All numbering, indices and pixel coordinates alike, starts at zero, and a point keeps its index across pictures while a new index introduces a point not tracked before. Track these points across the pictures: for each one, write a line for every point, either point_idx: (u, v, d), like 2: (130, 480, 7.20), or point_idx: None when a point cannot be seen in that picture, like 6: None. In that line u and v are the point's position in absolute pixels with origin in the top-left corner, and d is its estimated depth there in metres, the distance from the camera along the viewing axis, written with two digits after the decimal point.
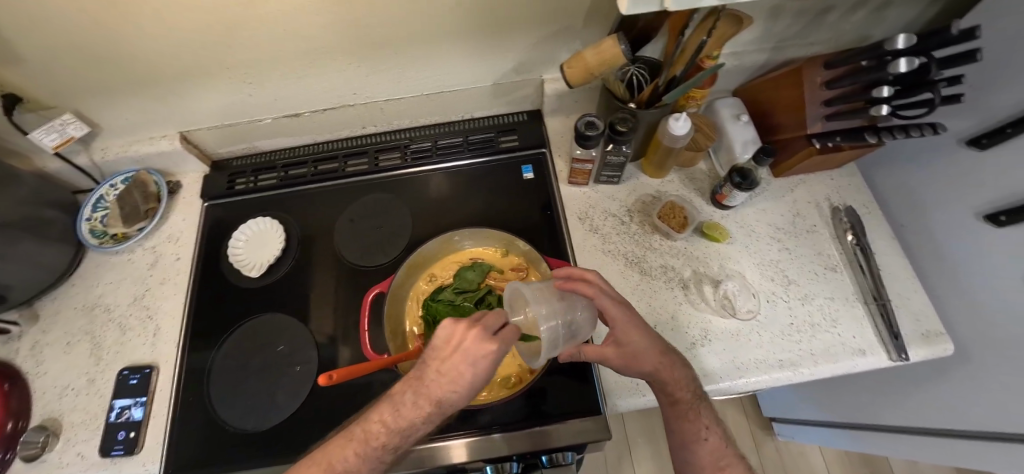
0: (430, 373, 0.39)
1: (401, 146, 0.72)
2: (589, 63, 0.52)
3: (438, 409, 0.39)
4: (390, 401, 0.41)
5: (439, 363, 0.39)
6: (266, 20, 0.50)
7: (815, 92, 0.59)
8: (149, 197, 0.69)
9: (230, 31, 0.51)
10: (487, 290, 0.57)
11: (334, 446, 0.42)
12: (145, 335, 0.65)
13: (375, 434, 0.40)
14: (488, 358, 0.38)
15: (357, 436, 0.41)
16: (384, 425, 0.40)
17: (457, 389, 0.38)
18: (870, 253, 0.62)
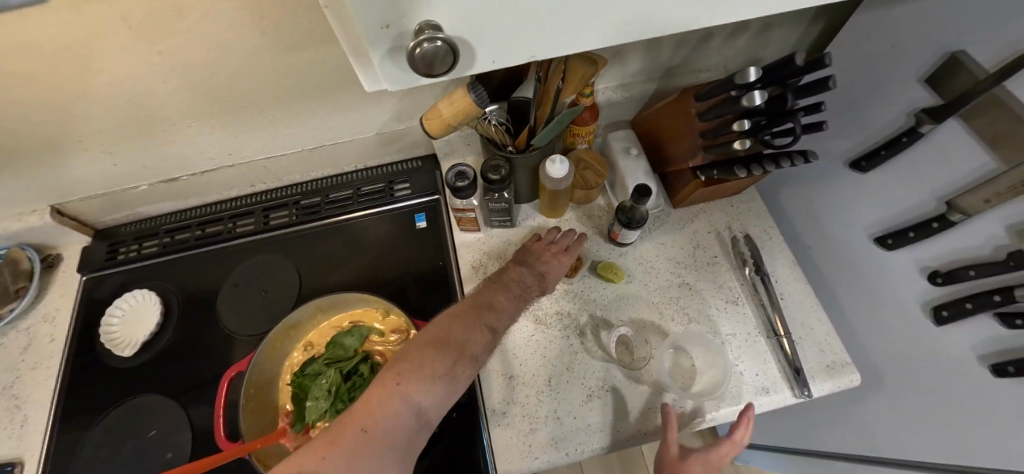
0: (508, 280, 0.53)
1: (290, 203, 0.69)
2: (445, 115, 0.50)
3: (510, 304, 0.50)
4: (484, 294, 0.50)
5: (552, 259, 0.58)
6: (102, 92, 0.48)
7: (691, 124, 0.57)
8: (20, 274, 0.65)
9: (68, 105, 0.49)
10: (362, 357, 0.54)
11: (463, 335, 0.43)
12: (10, 428, 0.60)
13: (471, 331, 0.44)
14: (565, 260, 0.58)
15: (456, 331, 0.43)
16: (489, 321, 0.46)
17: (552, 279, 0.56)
18: (771, 285, 0.60)
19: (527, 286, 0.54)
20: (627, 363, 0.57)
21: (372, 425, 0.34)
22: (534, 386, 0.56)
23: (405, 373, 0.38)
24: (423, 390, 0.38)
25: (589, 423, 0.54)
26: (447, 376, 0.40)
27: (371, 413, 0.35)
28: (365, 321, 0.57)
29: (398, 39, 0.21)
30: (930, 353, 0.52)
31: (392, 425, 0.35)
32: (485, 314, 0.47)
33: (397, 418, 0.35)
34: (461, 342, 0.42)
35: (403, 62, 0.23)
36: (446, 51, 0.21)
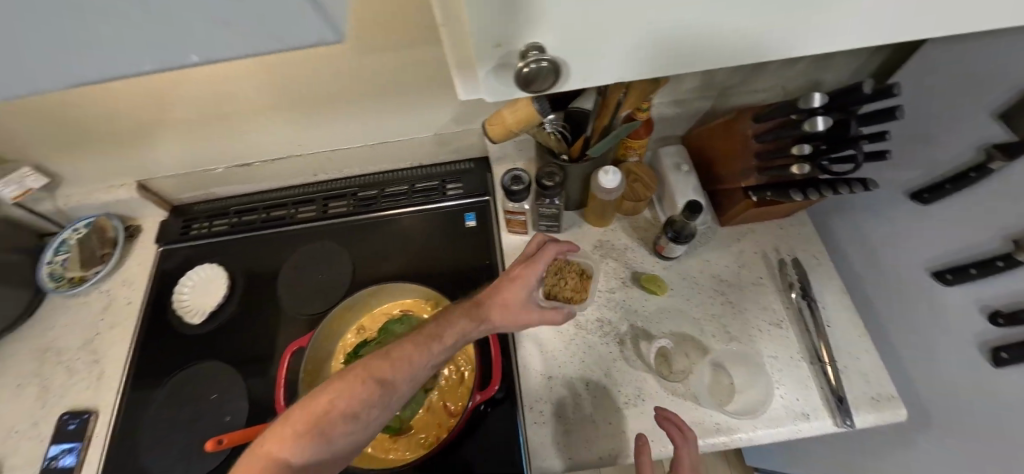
0: (450, 315, 0.47)
1: (349, 194, 0.72)
2: (508, 121, 0.53)
3: (446, 335, 0.45)
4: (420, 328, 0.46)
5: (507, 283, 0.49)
6: (198, 80, 0.53)
7: (746, 144, 0.58)
8: (106, 242, 0.73)
9: (170, 90, 0.55)
10: None
11: (331, 389, 0.41)
12: (89, 379, 0.66)
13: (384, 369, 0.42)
14: (529, 281, 0.49)
15: (381, 367, 0.42)
16: (419, 351, 0.44)
17: (513, 306, 0.48)
18: (818, 311, 0.60)
19: (469, 315, 0.47)
20: (666, 374, 0.57)
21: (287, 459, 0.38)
22: (572, 388, 0.58)
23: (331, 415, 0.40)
24: (339, 423, 0.40)
25: (622, 429, 0.55)
26: (350, 418, 0.40)
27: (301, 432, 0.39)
28: (415, 311, 0.60)
29: (505, 56, 0.25)
30: (987, 395, 0.51)
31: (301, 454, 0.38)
32: (422, 343, 0.44)
33: (341, 433, 0.40)
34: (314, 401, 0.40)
35: (505, 77, 0.26)
36: (547, 66, 0.24)
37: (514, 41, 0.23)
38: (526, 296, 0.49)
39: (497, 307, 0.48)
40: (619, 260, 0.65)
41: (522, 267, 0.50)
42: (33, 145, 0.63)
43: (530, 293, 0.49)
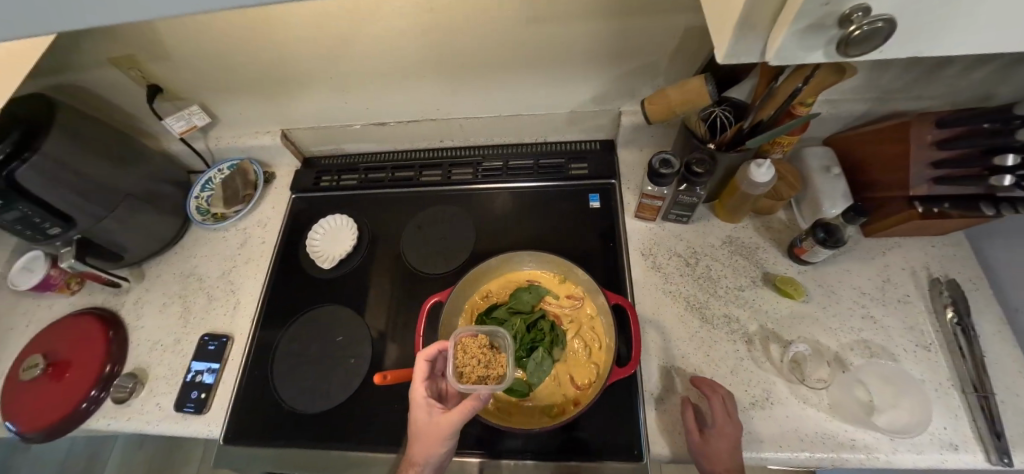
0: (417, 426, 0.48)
1: (473, 163, 0.75)
2: (672, 102, 0.51)
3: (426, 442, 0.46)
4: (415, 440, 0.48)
5: (416, 399, 0.48)
6: (365, 38, 0.56)
7: (923, 151, 0.54)
8: (249, 184, 0.80)
9: (337, 46, 0.58)
10: (541, 315, 0.57)
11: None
12: (226, 306, 0.73)
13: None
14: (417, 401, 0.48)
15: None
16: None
17: (426, 425, 0.46)
18: (975, 338, 0.55)
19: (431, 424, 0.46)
20: (800, 379, 0.55)
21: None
22: None
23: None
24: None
25: (748, 431, 0.52)
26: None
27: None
28: (543, 282, 0.61)
29: (824, 16, 0.22)
30: None
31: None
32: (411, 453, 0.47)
33: None
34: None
35: (806, 38, 0.23)
36: (879, 27, 0.21)
37: (847, 2, 0.20)
38: (427, 412, 0.47)
39: (421, 423, 0.47)
40: (749, 258, 0.64)
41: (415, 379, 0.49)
42: (202, 87, 0.69)
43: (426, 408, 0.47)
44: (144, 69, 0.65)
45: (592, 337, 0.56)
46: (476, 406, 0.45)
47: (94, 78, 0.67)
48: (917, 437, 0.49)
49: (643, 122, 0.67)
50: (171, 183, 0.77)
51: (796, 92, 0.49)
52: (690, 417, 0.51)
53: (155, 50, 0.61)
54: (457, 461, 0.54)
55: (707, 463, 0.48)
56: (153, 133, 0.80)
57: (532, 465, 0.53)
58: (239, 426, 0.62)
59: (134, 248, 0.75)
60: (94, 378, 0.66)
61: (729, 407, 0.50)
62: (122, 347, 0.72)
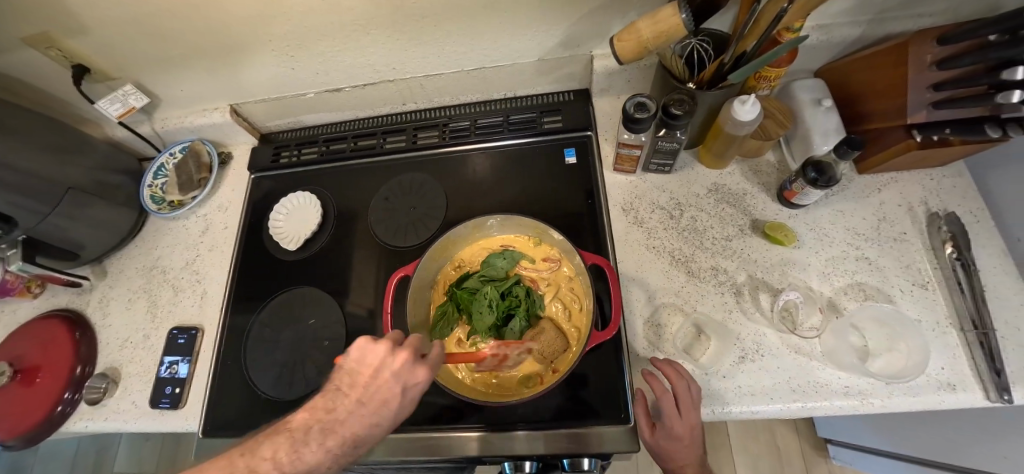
0: (334, 384, 0.38)
1: (439, 124, 0.72)
2: (643, 37, 0.46)
3: (345, 422, 0.35)
4: (334, 399, 0.37)
5: (360, 391, 0.37)
6: None
7: (922, 73, 0.48)
8: (202, 167, 0.76)
9: (265, 5, 0.51)
10: (515, 280, 0.54)
11: (274, 439, 0.33)
12: (195, 296, 0.70)
13: (262, 472, 0.31)
14: (358, 375, 0.38)
15: (240, 460, 0.32)
16: (274, 463, 0.32)
17: (339, 394, 0.37)
18: (976, 272, 0.51)
19: (336, 398, 0.37)
20: (791, 329, 0.52)
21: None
22: (681, 335, 0.54)
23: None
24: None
25: (737, 383, 0.50)
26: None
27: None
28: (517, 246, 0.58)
29: None
30: None
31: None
32: (330, 417, 0.35)
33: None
34: (256, 448, 0.33)
35: None
36: None
37: None
38: (358, 387, 0.37)
39: (352, 418, 0.36)
40: (736, 205, 0.61)
41: (391, 377, 0.38)
42: (133, 63, 0.63)
43: (365, 374, 0.38)
44: (63, 47, 0.59)
45: (569, 299, 0.54)
46: (379, 381, 0.38)
47: (8, 62, 0.60)
48: (912, 380, 0.47)
49: (616, 66, 0.61)
50: (121, 172, 0.72)
51: (780, 16, 0.41)
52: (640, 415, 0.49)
53: (67, 24, 0.55)
54: (437, 436, 0.52)
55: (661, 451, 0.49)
56: (93, 119, 0.74)
57: (525, 434, 0.51)
58: (217, 418, 0.60)
59: (91, 245, 0.71)
60: (63, 381, 0.64)
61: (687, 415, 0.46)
62: (92, 347, 0.69)
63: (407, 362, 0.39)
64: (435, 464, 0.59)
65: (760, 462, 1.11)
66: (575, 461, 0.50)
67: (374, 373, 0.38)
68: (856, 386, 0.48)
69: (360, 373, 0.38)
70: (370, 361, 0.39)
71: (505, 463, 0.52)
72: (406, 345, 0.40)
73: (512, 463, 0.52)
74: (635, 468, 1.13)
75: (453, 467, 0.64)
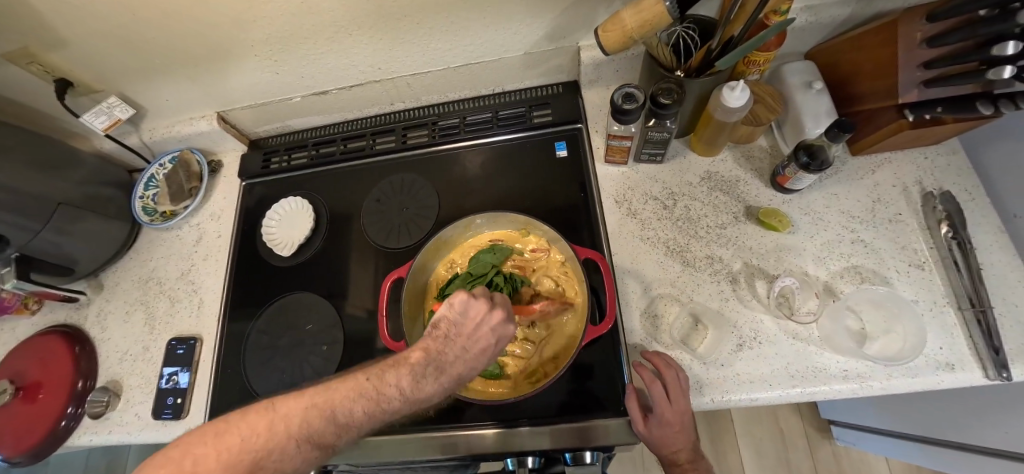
0: (439, 329, 0.41)
1: (429, 123, 0.71)
2: (628, 27, 0.46)
3: (455, 363, 0.39)
4: (441, 341, 0.40)
5: (463, 340, 0.40)
6: None
7: (912, 51, 0.47)
8: (192, 176, 0.75)
9: (243, 10, 0.50)
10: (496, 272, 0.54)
11: (389, 370, 0.37)
12: (192, 306, 0.70)
13: (388, 396, 0.36)
14: (460, 325, 0.41)
15: (366, 384, 0.36)
16: (399, 389, 0.36)
17: (444, 337, 0.40)
18: (972, 250, 0.50)
19: (445, 345, 0.40)
20: (788, 314, 0.52)
21: (242, 442, 0.32)
22: (677, 325, 0.54)
23: (340, 404, 0.35)
24: (335, 427, 0.34)
25: (735, 371, 0.49)
26: (360, 420, 0.35)
27: (297, 408, 0.34)
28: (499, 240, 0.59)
29: None
30: None
31: (295, 428, 0.33)
32: (442, 360, 0.39)
33: (354, 407, 0.35)
34: (375, 373, 0.37)
35: None
36: None
37: None
38: (463, 335, 0.40)
39: (458, 360, 0.39)
40: (729, 193, 0.60)
41: (489, 331, 0.41)
42: (116, 74, 0.63)
43: (467, 320, 0.41)
44: (43, 61, 0.58)
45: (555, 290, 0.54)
46: (479, 332, 0.40)
47: None
48: (910, 362, 0.47)
49: (603, 56, 0.61)
50: (111, 185, 0.71)
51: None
52: (632, 408, 0.47)
53: (46, 37, 0.54)
54: (438, 437, 0.52)
55: (653, 443, 0.49)
56: (79, 133, 0.74)
57: (528, 431, 0.50)
58: None
59: (86, 260, 0.70)
60: (66, 396, 0.64)
61: (679, 401, 0.46)
62: (93, 360, 0.69)
63: (503, 319, 0.41)
64: (439, 463, 0.59)
65: (763, 446, 1.12)
66: (577, 455, 0.50)
67: (475, 326, 0.41)
68: (854, 369, 0.47)
69: (462, 324, 0.41)
70: (470, 315, 0.41)
71: (507, 458, 0.52)
72: (500, 303, 0.42)
73: (515, 458, 0.51)
74: (640, 457, 1.14)
75: (457, 465, 0.64)
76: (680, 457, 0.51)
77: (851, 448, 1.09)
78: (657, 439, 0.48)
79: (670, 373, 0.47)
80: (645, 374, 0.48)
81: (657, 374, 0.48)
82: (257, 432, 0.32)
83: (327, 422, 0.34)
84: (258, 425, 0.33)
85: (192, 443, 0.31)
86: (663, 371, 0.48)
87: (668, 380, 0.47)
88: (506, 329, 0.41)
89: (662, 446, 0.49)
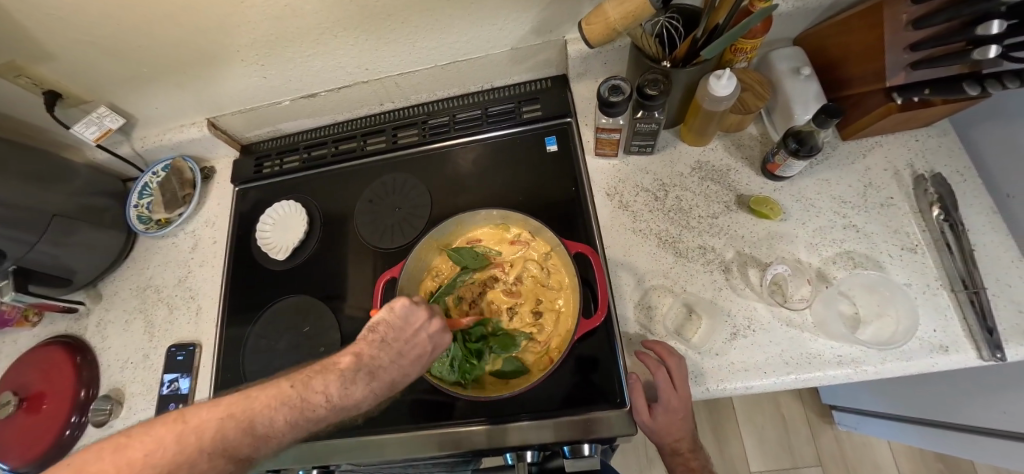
0: (373, 333, 0.40)
1: (419, 122, 0.71)
2: (611, 19, 0.46)
3: (387, 370, 0.38)
4: (376, 343, 0.39)
5: (399, 344, 0.40)
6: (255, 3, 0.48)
7: (898, 33, 0.47)
8: (185, 183, 0.76)
9: (226, 16, 0.50)
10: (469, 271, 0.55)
11: (315, 377, 0.36)
12: (190, 313, 0.71)
13: (313, 404, 0.34)
14: (391, 332, 0.40)
15: (291, 391, 0.35)
16: (325, 397, 0.35)
17: (377, 342, 0.39)
18: (965, 231, 0.50)
19: (377, 349, 0.39)
20: (782, 301, 0.52)
21: (147, 455, 0.29)
22: (671, 315, 0.54)
23: (259, 415, 0.33)
24: (254, 438, 0.32)
25: (730, 359, 0.50)
26: (281, 430, 0.33)
27: (210, 420, 0.32)
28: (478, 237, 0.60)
29: None
30: None
31: (209, 440, 0.31)
32: (371, 364, 0.38)
33: (272, 417, 0.33)
34: (299, 380, 0.36)
35: None
36: None
37: None
38: (394, 340, 0.40)
39: (392, 365, 0.39)
40: (721, 182, 0.60)
41: (427, 337, 0.41)
42: (104, 84, 0.63)
43: (402, 326, 0.40)
44: (31, 74, 0.58)
45: (542, 278, 0.55)
46: (413, 340, 0.40)
47: None
48: (904, 345, 0.47)
49: (590, 49, 0.60)
50: (105, 195, 0.72)
51: None
52: (636, 395, 0.49)
53: (32, 50, 0.54)
54: (438, 434, 0.52)
55: (654, 429, 0.51)
56: (71, 144, 0.74)
57: (526, 425, 0.51)
58: None
59: (83, 270, 0.71)
60: (69, 406, 0.65)
61: (682, 390, 0.48)
62: (94, 370, 0.69)
63: (442, 328, 0.42)
64: (440, 459, 0.60)
65: (765, 433, 1.12)
66: (575, 447, 0.50)
67: (414, 332, 0.41)
68: (849, 355, 0.48)
69: (395, 330, 0.40)
70: (408, 322, 0.41)
71: (507, 453, 0.52)
72: (439, 313, 0.43)
73: (515, 452, 0.52)
74: (642, 448, 1.15)
75: (458, 461, 0.64)
76: (683, 446, 0.53)
77: (853, 433, 1.09)
78: (657, 426, 0.51)
79: (673, 361, 0.49)
80: (649, 362, 0.50)
81: (660, 362, 0.50)
82: (167, 444, 0.30)
83: (242, 437, 0.32)
84: (154, 444, 0.30)
85: (81, 461, 0.28)
86: (665, 360, 0.49)
87: (671, 369, 0.48)
88: (440, 337, 0.42)
89: (663, 433, 0.51)
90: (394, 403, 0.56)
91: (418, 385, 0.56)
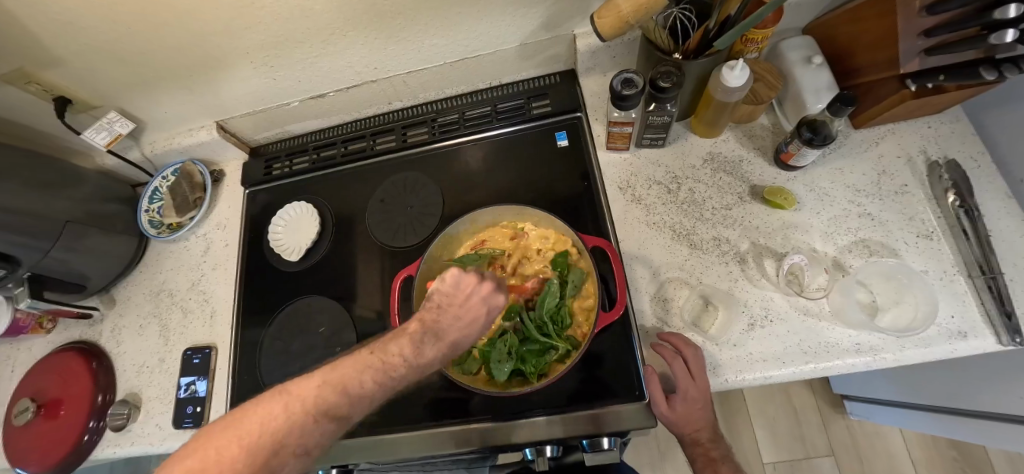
0: (432, 301, 0.41)
1: (427, 120, 0.71)
2: (622, 11, 0.45)
3: (449, 330, 0.39)
4: (436, 307, 0.41)
5: (455, 310, 0.40)
6: (265, 5, 0.48)
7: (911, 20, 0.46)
8: (196, 187, 0.76)
9: (236, 18, 0.50)
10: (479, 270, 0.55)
11: (390, 341, 0.38)
12: (204, 317, 0.71)
13: (393, 365, 0.36)
14: (447, 298, 0.41)
15: (371, 357, 0.36)
16: (403, 358, 0.37)
17: (433, 309, 0.40)
18: (981, 217, 0.50)
19: (438, 316, 0.40)
20: (799, 291, 0.52)
21: (264, 425, 0.31)
22: (687, 306, 0.54)
23: (350, 379, 0.34)
24: (348, 400, 0.34)
25: (749, 349, 0.50)
26: (371, 391, 0.35)
27: (309, 387, 0.33)
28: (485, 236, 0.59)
29: None
30: None
31: (312, 404, 0.33)
32: (434, 329, 0.39)
33: (363, 381, 0.35)
34: (376, 346, 0.37)
35: None
36: None
37: None
38: (452, 305, 0.40)
39: (454, 326, 0.40)
40: (734, 173, 0.60)
41: (481, 300, 0.41)
42: (114, 89, 0.63)
43: (458, 290, 0.41)
44: (42, 80, 0.58)
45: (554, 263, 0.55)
46: (466, 306, 0.40)
47: None
48: (923, 332, 0.47)
49: (598, 43, 0.60)
50: (117, 201, 0.72)
51: None
52: (653, 386, 0.49)
53: (41, 56, 0.54)
54: (458, 431, 0.53)
55: (673, 419, 0.51)
56: (81, 150, 0.74)
57: (546, 420, 0.51)
58: None
59: (96, 276, 0.71)
60: (87, 411, 0.65)
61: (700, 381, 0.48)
62: (111, 376, 0.70)
63: (495, 290, 0.42)
64: (459, 456, 0.60)
65: (778, 425, 1.12)
66: (594, 441, 0.50)
67: (466, 297, 0.41)
68: (868, 342, 0.48)
69: (449, 295, 0.41)
70: (460, 290, 0.41)
71: (527, 448, 0.52)
72: (491, 277, 0.42)
73: (534, 447, 0.52)
74: (655, 443, 1.15)
75: (477, 458, 0.64)
76: (702, 436, 0.53)
77: (865, 422, 1.09)
78: (675, 417, 0.51)
79: (690, 351, 0.49)
80: (667, 354, 0.50)
81: (677, 352, 0.50)
82: (277, 413, 0.32)
83: (338, 398, 0.33)
84: (265, 414, 0.31)
85: (209, 432, 0.30)
86: (681, 350, 0.49)
87: (688, 360, 0.48)
88: (489, 298, 0.41)
89: (681, 423, 0.51)
90: (412, 401, 0.56)
91: (436, 382, 0.56)
